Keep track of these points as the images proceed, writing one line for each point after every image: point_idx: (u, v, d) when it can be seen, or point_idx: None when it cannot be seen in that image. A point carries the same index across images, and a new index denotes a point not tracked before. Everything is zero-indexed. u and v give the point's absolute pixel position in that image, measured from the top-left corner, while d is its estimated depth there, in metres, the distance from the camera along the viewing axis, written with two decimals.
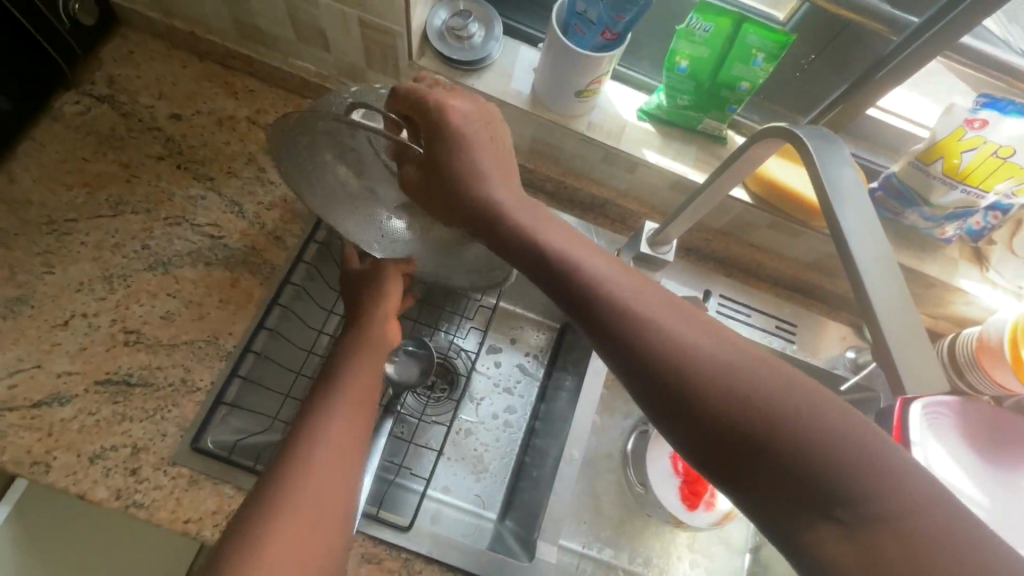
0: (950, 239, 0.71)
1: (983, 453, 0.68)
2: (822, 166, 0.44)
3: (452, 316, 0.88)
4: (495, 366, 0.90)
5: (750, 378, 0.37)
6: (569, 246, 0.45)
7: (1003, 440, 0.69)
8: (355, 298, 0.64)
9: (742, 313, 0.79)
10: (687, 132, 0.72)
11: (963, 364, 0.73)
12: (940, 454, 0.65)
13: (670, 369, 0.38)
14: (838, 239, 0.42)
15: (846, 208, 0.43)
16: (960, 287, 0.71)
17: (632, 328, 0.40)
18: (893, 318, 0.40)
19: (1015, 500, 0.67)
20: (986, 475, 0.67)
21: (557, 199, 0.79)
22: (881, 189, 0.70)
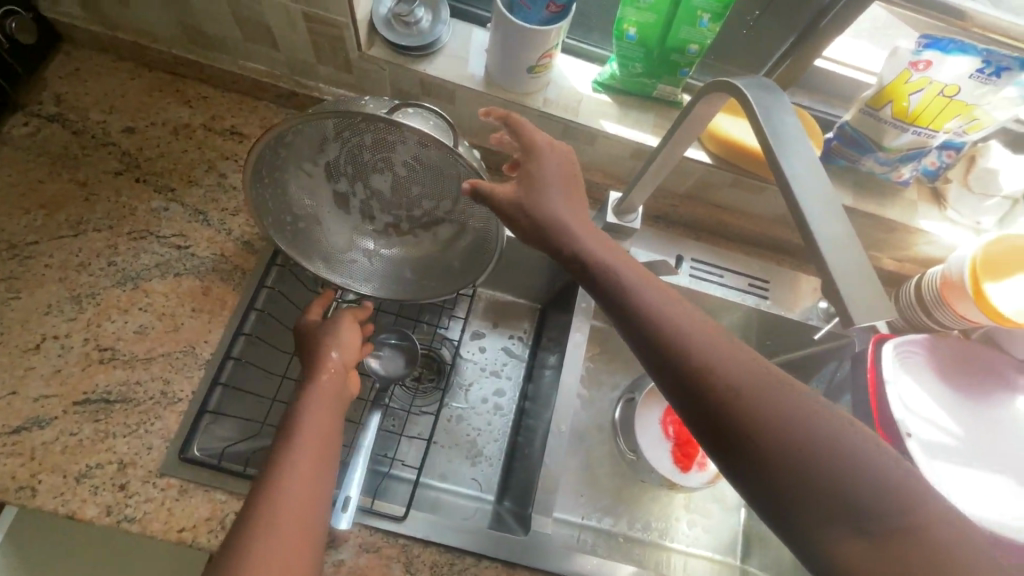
0: (907, 181, 0.72)
1: (961, 388, 0.72)
2: (763, 116, 0.44)
3: (434, 307, 0.88)
4: (480, 351, 0.91)
5: (755, 369, 0.41)
6: (604, 248, 0.49)
7: (982, 375, 0.73)
8: (313, 339, 0.64)
9: (715, 274, 0.80)
10: (643, 99, 0.73)
11: (930, 303, 0.74)
12: (913, 392, 0.69)
13: (682, 348, 0.42)
14: (788, 186, 0.42)
15: (788, 157, 0.43)
16: (920, 228, 0.73)
17: (650, 310, 0.44)
18: (849, 273, 0.39)
19: (993, 428, 0.70)
20: (966, 410, 0.70)
21: None
22: (836, 138, 0.71)
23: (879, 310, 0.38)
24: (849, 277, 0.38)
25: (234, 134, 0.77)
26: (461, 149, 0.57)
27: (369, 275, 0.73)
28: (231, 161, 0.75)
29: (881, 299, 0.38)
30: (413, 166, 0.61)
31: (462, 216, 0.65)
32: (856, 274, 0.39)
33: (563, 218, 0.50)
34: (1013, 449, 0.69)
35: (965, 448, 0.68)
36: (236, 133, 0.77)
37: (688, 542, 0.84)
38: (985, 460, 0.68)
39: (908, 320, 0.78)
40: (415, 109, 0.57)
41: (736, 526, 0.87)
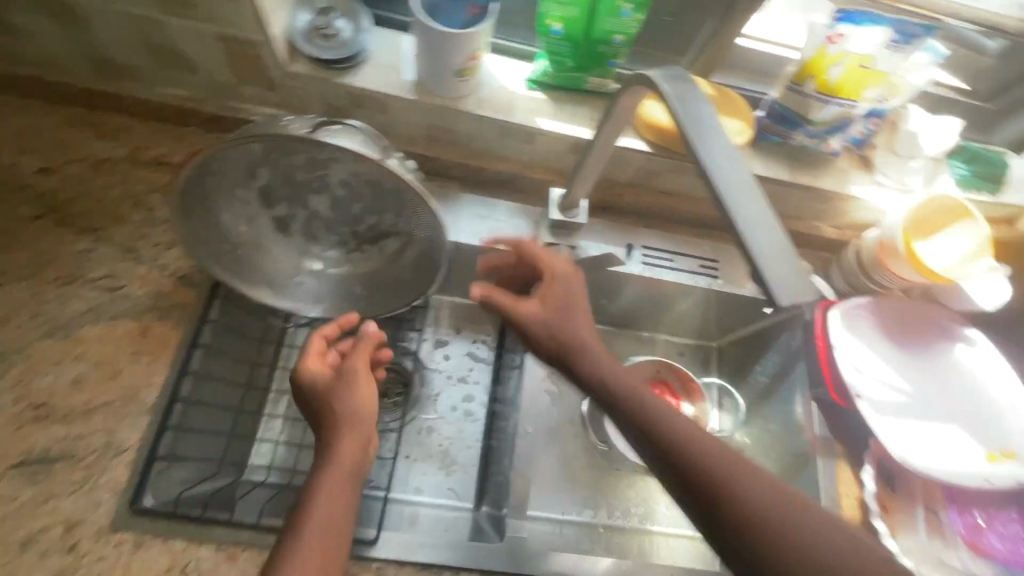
0: (837, 151, 0.74)
1: (906, 344, 0.75)
2: (679, 106, 0.45)
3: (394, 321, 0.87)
4: (445, 359, 0.90)
5: (722, 448, 0.45)
6: (587, 343, 0.54)
7: (923, 329, 0.76)
8: (324, 393, 0.58)
9: (666, 259, 0.81)
10: (577, 94, 0.72)
11: (868, 266, 0.77)
12: (863, 353, 0.72)
13: (656, 429, 0.47)
14: (706, 174, 0.42)
15: (705, 148, 0.43)
16: (852, 195, 0.75)
17: (627, 397, 0.50)
18: (774, 255, 0.39)
19: (938, 379, 0.73)
20: (911, 365, 0.73)
21: (467, 183, 0.78)
22: (766, 117, 0.72)
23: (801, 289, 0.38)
24: (769, 258, 0.39)
25: (161, 165, 0.73)
26: (390, 161, 0.56)
27: (316, 298, 0.72)
28: (159, 194, 0.72)
29: (803, 277, 0.39)
30: (350, 183, 0.59)
31: (406, 226, 0.64)
32: (776, 255, 0.39)
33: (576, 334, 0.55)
34: (957, 397, 0.72)
35: (913, 401, 0.71)
36: (162, 163, 0.73)
37: (669, 523, 0.86)
38: (933, 410, 0.71)
39: (852, 285, 0.81)
40: (339, 124, 0.54)
41: None
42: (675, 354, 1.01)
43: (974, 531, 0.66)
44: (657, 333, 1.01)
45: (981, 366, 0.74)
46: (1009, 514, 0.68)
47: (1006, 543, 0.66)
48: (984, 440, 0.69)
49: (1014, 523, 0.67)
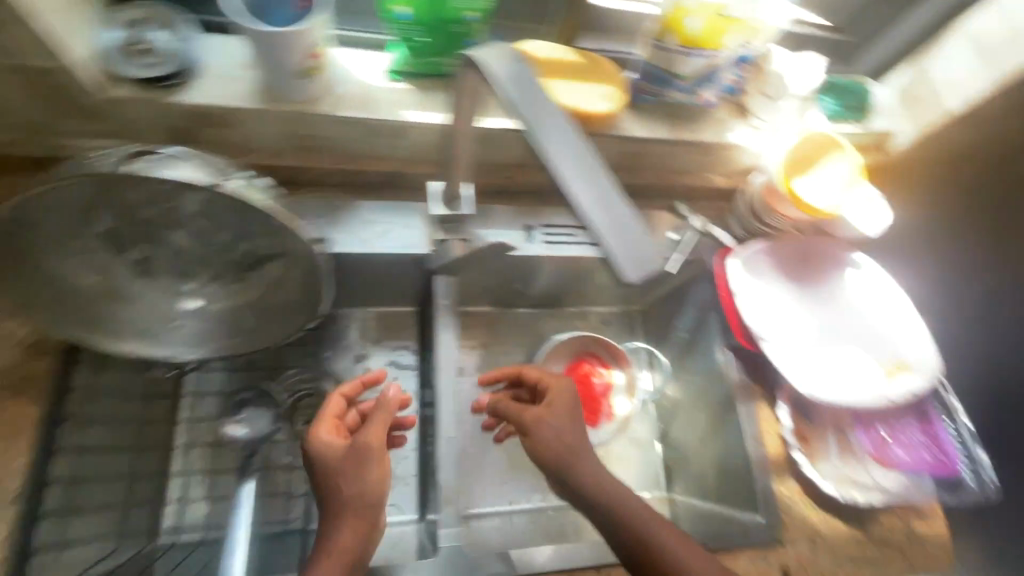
0: (711, 103, 0.74)
1: (805, 281, 0.78)
2: (503, 89, 0.42)
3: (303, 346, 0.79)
4: (367, 374, 0.82)
5: (665, 534, 0.58)
6: (573, 447, 0.63)
7: (818, 262, 0.80)
8: (331, 469, 0.57)
9: (569, 233, 0.79)
10: (441, 80, 0.68)
11: (758, 212, 0.79)
12: (767, 298, 0.75)
13: (622, 521, 0.58)
14: (537, 151, 0.40)
15: (533, 121, 0.41)
16: (732, 143, 0.76)
17: (599, 493, 0.60)
18: (622, 237, 0.38)
19: (837, 309, 0.77)
20: (811, 299, 0.77)
21: (345, 188, 0.73)
22: (639, 78, 0.70)
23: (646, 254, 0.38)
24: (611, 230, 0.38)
25: None
26: (229, 183, 0.49)
27: (198, 340, 0.66)
28: None
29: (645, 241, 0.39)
30: (203, 214, 0.52)
31: (280, 247, 0.57)
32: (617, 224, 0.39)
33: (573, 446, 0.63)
34: (855, 322, 0.76)
35: (817, 335, 0.74)
36: None
37: None
38: (834, 339, 0.74)
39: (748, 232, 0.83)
40: (161, 152, 0.48)
41: (656, 460, 0.93)
42: (600, 323, 1.02)
43: (881, 449, 0.73)
44: (579, 306, 1.01)
45: (872, 288, 0.78)
46: (911, 424, 0.74)
47: (910, 452, 0.72)
48: (882, 358, 0.72)
49: (915, 432, 0.73)
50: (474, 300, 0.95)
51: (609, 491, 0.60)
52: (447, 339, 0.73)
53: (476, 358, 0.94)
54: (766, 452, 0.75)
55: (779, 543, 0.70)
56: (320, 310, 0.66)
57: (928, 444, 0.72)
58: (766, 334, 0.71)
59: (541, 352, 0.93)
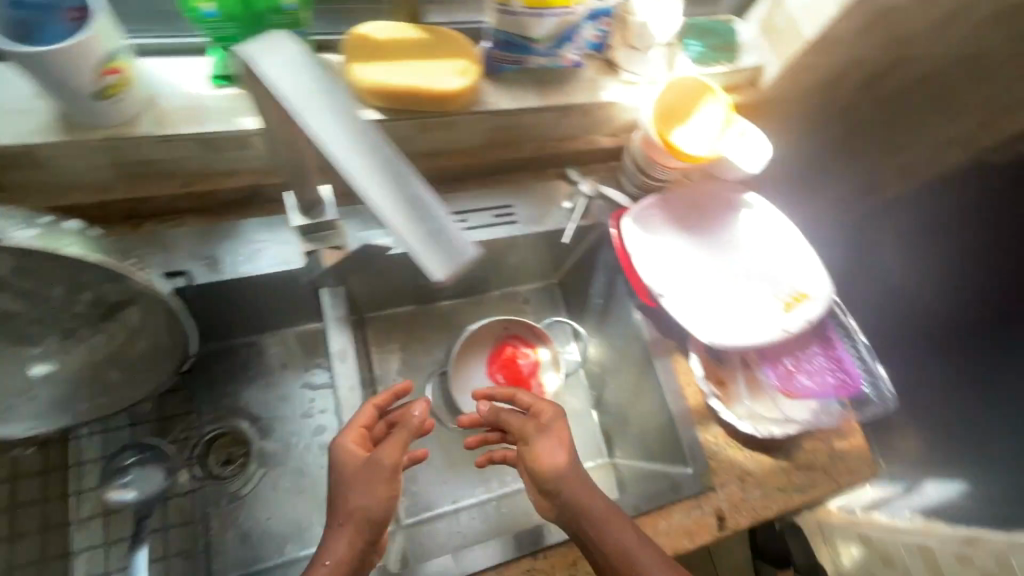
0: (577, 63, 0.72)
1: (698, 229, 0.78)
2: (261, 64, 0.35)
3: (212, 384, 0.79)
4: (283, 400, 0.81)
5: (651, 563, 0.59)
6: (568, 473, 0.63)
7: (709, 209, 0.80)
8: (349, 478, 0.59)
9: (458, 220, 0.76)
10: None
11: (646, 166, 0.77)
12: (661, 253, 0.74)
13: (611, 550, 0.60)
14: (320, 150, 0.33)
15: (303, 109, 0.34)
16: (606, 101, 0.73)
17: (590, 519, 0.61)
18: (424, 225, 0.34)
19: (733, 252, 0.77)
20: (706, 247, 0.77)
21: (206, 211, 0.69)
22: (493, 47, 0.66)
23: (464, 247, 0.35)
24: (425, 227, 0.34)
25: None
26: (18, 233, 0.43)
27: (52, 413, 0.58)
28: None
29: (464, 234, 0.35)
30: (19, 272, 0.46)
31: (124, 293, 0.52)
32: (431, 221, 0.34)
33: (563, 467, 0.63)
34: (750, 261, 0.76)
35: (715, 280, 0.74)
36: None
37: None
38: (731, 282, 0.74)
39: (640, 188, 0.81)
40: None
41: (595, 429, 0.92)
42: (520, 302, 1.00)
43: (788, 380, 0.74)
44: (496, 290, 0.99)
45: (764, 225, 0.79)
46: (813, 350, 0.75)
47: (814, 378, 0.73)
48: (778, 292, 0.73)
49: (817, 357, 0.75)
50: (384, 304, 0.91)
51: (588, 511, 0.61)
52: (342, 353, 0.68)
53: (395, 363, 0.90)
54: (687, 404, 0.75)
55: (710, 490, 0.71)
56: (189, 353, 0.63)
57: (830, 368, 0.73)
58: (662, 288, 0.71)
59: (462, 344, 0.90)
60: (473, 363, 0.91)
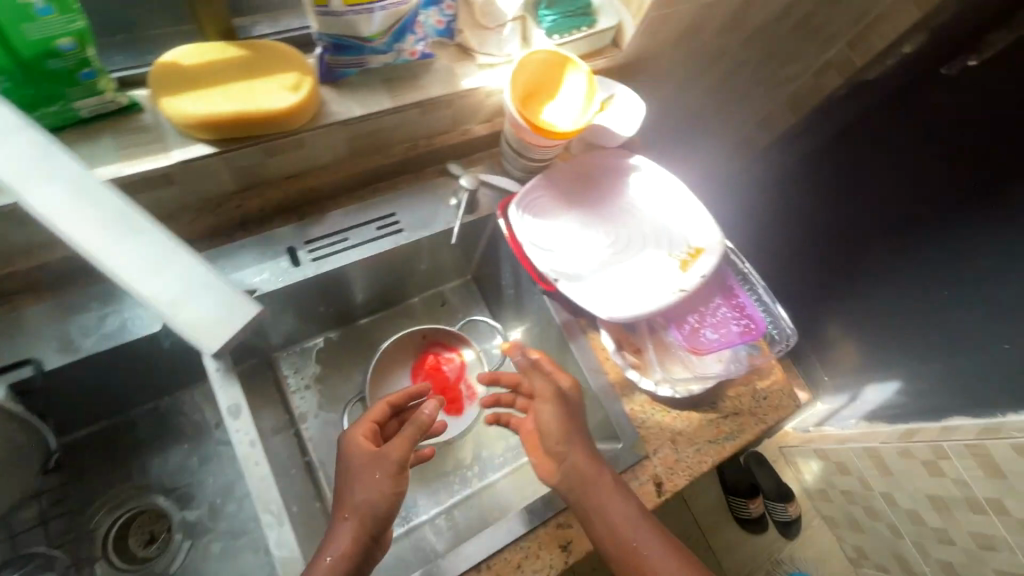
0: (426, 53, 0.67)
1: (587, 201, 0.77)
2: None
3: (109, 465, 0.72)
4: (194, 464, 0.76)
5: (633, 513, 0.64)
6: (572, 435, 0.68)
7: (595, 179, 0.78)
8: (354, 467, 0.63)
9: (337, 241, 0.72)
10: (84, 128, 0.56)
11: (521, 149, 0.74)
12: (552, 234, 0.73)
13: (602, 498, 0.64)
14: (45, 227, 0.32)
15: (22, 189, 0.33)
16: (468, 89, 0.70)
17: (590, 473, 0.65)
18: (187, 283, 0.33)
19: (623, 219, 0.76)
20: (598, 218, 0.76)
21: (45, 288, 0.62)
22: (325, 52, 0.61)
23: (222, 295, 0.33)
24: (167, 286, 0.32)
25: None
26: None
27: None
28: None
29: (223, 282, 0.34)
30: None
31: None
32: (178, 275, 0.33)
33: (567, 427, 0.68)
34: (642, 225, 0.75)
35: (609, 252, 0.73)
36: None
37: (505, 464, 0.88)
38: (625, 250, 0.74)
39: (525, 172, 0.79)
40: None
41: None
42: (437, 305, 0.96)
43: (697, 338, 0.74)
44: (410, 297, 0.95)
45: (653, 185, 0.77)
46: (716, 302, 0.76)
47: (720, 331, 0.74)
48: (672, 251, 0.73)
49: (721, 309, 0.76)
50: (290, 337, 0.85)
51: (590, 477, 0.65)
52: (234, 409, 0.63)
53: (315, 397, 0.85)
54: (607, 379, 0.75)
55: (644, 459, 0.71)
56: (52, 449, 0.65)
57: (733, 317, 0.75)
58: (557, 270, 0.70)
59: (380, 363, 0.87)
60: (396, 380, 0.88)
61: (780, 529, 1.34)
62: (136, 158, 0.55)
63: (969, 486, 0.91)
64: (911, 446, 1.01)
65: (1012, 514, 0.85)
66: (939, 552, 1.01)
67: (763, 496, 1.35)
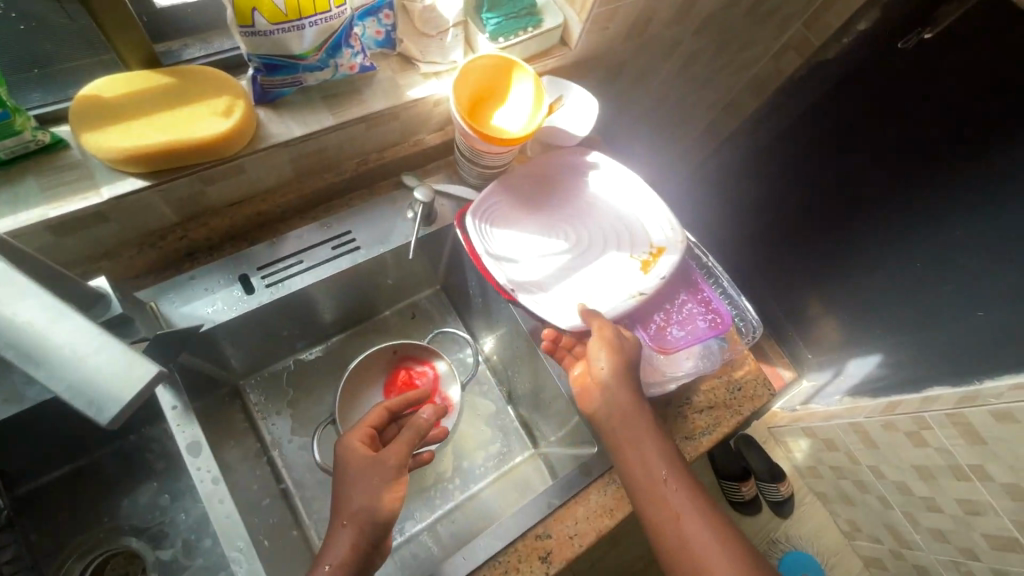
0: (368, 66, 0.65)
1: (547, 204, 0.75)
2: None
3: (74, 511, 0.70)
4: (163, 502, 0.73)
5: (664, 458, 0.63)
6: (621, 378, 0.65)
7: (554, 181, 0.77)
8: (350, 469, 0.60)
9: (291, 263, 0.70)
10: (6, 171, 0.53)
11: (473, 157, 0.73)
12: (511, 242, 0.72)
13: (633, 440, 0.64)
14: None
15: None
16: (414, 99, 0.68)
17: (628, 414, 0.64)
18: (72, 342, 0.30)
19: (582, 221, 0.75)
20: (558, 222, 0.75)
21: None
22: (258, 73, 0.59)
23: (117, 347, 0.31)
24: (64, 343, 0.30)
25: None
26: None
27: None
28: None
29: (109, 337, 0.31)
30: None
31: None
32: (65, 329, 0.30)
33: (615, 370, 0.64)
34: (603, 228, 0.74)
35: (568, 258, 0.73)
36: None
37: (490, 473, 0.86)
38: (587, 254, 0.73)
39: (482, 178, 0.77)
40: None
41: (513, 424, 0.90)
42: (408, 317, 0.95)
43: (665, 338, 0.73)
44: (380, 311, 0.93)
45: (613, 185, 0.76)
46: (681, 298, 0.76)
47: (687, 328, 0.74)
48: (634, 252, 0.72)
49: (686, 304, 0.75)
50: (258, 363, 0.83)
51: (632, 416, 0.64)
52: (193, 447, 0.61)
53: (287, 422, 0.83)
54: None
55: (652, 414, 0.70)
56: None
57: (699, 311, 0.74)
58: (518, 279, 0.70)
59: (350, 383, 0.85)
60: (368, 398, 0.86)
61: (774, 509, 1.34)
62: (64, 200, 0.53)
63: (951, 454, 0.90)
64: (893, 419, 1.00)
65: (994, 479, 0.85)
66: (928, 520, 1.02)
67: (755, 478, 1.35)
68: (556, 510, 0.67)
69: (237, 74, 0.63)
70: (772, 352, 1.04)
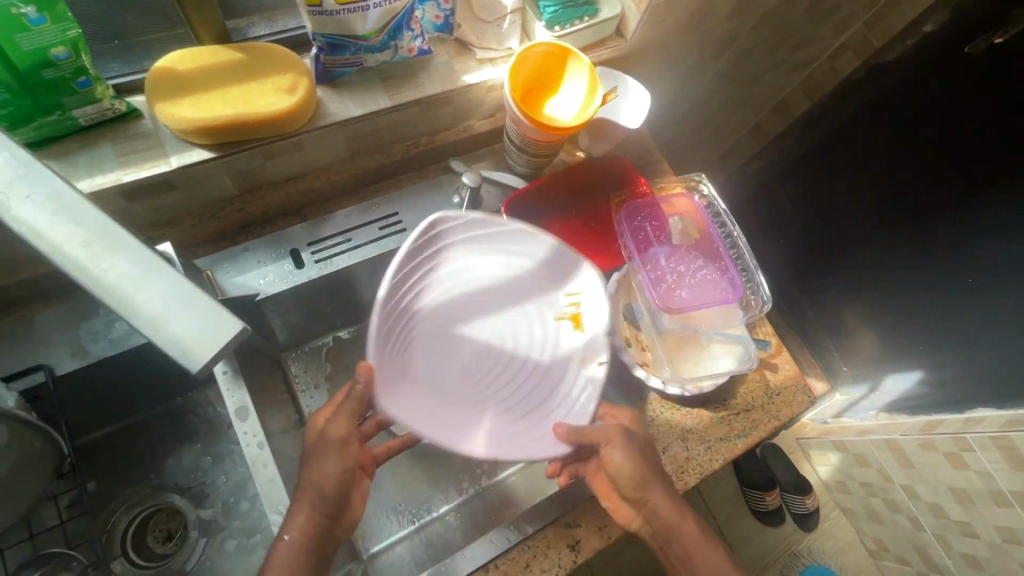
0: (426, 49, 0.65)
1: (445, 282, 0.61)
2: None
3: (126, 465, 0.74)
4: (206, 463, 0.76)
5: (708, 548, 0.60)
6: (647, 491, 0.60)
7: (453, 267, 0.61)
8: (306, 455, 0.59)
9: (340, 241, 0.72)
10: (85, 136, 0.56)
11: (522, 144, 0.73)
12: (407, 336, 0.59)
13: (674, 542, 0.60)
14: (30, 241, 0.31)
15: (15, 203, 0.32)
16: (468, 84, 0.68)
17: (664, 521, 0.60)
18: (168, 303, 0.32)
19: (495, 294, 0.63)
20: (464, 298, 0.62)
21: (59, 296, 0.64)
22: (320, 52, 0.60)
23: (202, 307, 0.32)
24: (155, 301, 0.31)
25: None
26: None
27: None
28: None
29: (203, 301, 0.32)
30: None
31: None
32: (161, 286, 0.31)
33: (641, 481, 0.59)
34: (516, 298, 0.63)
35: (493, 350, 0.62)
36: None
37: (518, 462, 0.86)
38: (510, 325, 0.63)
39: (528, 166, 0.77)
40: None
41: None
42: None
43: (673, 298, 0.70)
44: None
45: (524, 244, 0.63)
46: (699, 265, 0.73)
47: (699, 291, 0.71)
48: (558, 312, 0.63)
49: (701, 270, 0.72)
50: (301, 337, 0.86)
51: (677, 527, 0.60)
52: (240, 411, 0.63)
53: (325, 396, 0.85)
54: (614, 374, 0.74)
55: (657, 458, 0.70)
56: (63, 452, 0.64)
57: (717, 282, 0.72)
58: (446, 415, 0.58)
59: None
60: None
61: (798, 522, 1.31)
62: (136, 166, 0.56)
63: (992, 478, 0.87)
64: (932, 438, 0.98)
65: None
66: (962, 544, 0.99)
67: (780, 488, 1.33)
68: (584, 502, 0.67)
69: (299, 53, 0.65)
70: (807, 363, 1.02)
